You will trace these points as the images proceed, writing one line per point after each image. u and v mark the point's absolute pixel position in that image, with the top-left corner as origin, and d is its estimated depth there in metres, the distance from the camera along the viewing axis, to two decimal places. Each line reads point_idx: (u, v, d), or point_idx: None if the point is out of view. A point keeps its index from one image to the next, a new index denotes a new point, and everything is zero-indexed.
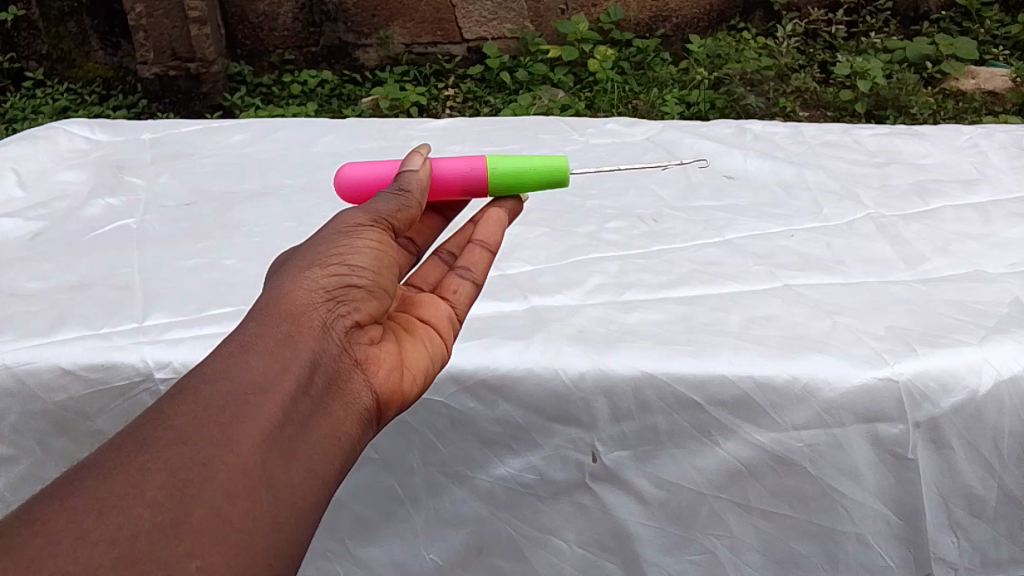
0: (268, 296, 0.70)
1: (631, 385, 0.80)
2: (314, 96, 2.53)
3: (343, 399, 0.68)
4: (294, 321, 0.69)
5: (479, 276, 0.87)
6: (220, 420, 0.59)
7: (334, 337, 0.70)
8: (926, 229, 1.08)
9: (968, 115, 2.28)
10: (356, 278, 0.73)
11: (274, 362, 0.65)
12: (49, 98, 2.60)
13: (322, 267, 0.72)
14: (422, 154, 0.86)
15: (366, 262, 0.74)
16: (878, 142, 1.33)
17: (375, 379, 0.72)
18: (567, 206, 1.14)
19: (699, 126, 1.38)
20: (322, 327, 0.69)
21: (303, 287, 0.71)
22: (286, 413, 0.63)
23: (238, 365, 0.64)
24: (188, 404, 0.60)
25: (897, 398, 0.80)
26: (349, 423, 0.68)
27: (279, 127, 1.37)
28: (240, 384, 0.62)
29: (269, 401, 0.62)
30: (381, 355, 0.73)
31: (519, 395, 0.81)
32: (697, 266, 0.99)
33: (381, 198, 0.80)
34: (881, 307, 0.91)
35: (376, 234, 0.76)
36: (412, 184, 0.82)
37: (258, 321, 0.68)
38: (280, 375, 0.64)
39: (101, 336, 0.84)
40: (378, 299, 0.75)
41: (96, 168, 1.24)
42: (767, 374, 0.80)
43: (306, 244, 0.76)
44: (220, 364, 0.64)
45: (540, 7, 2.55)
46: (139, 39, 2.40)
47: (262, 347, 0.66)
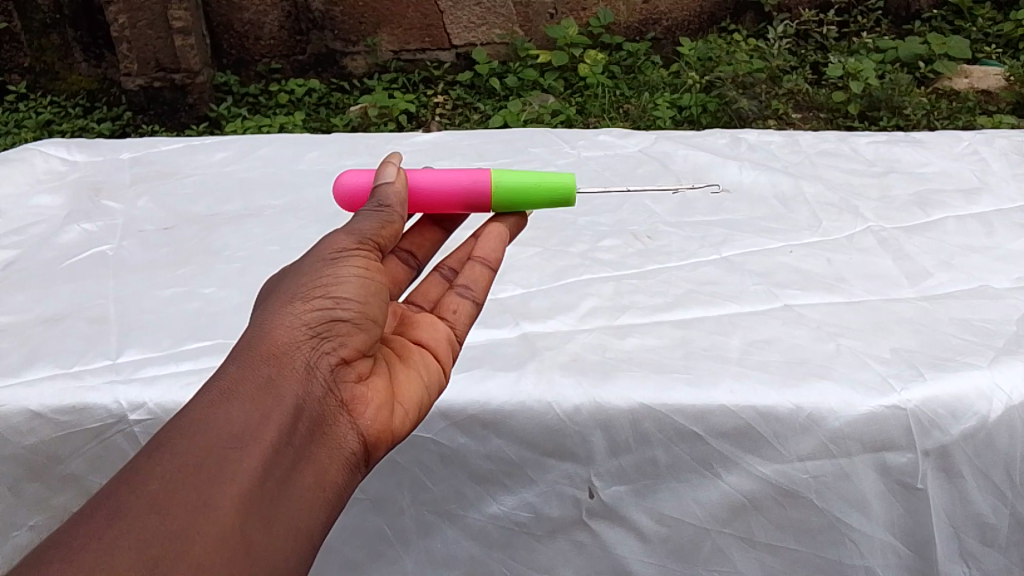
0: (249, 335, 0.67)
1: (628, 418, 0.77)
2: (302, 105, 2.49)
3: (328, 443, 0.65)
4: (277, 362, 0.65)
5: (479, 294, 0.84)
6: (192, 481, 0.57)
7: (318, 377, 0.67)
8: (928, 242, 1.05)
9: (962, 115, 2.26)
10: (342, 312, 0.69)
11: (253, 410, 0.62)
12: (32, 112, 2.55)
13: (306, 301, 0.69)
14: (396, 164, 0.82)
15: (351, 294, 0.70)
16: (876, 150, 1.30)
17: (363, 419, 0.68)
18: (559, 223, 1.11)
19: (693, 137, 1.35)
20: (305, 367, 0.66)
21: (285, 325, 0.67)
22: (265, 468, 0.60)
23: (215, 416, 0.61)
24: (159, 465, 0.57)
25: (904, 426, 0.77)
26: (335, 469, 0.65)
27: (263, 142, 1.32)
28: (217, 439, 0.59)
29: (247, 455, 0.59)
30: (369, 391, 0.70)
31: (512, 430, 0.78)
32: (693, 286, 0.96)
33: (362, 216, 0.76)
34: (885, 328, 0.87)
35: (364, 264, 0.72)
36: (391, 199, 0.78)
37: (237, 363, 0.65)
38: (259, 425, 0.61)
39: (73, 375, 0.81)
40: (367, 331, 0.71)
41: (73, 190, 1.20)
42: (770, 403, 0.77)
43: (292, 272, 0.72)
44: (197, 415, 0.61)
45: (529, 11, 2.51)
46: (122, 50, 2.34)
47: (241, 394, 0.63)
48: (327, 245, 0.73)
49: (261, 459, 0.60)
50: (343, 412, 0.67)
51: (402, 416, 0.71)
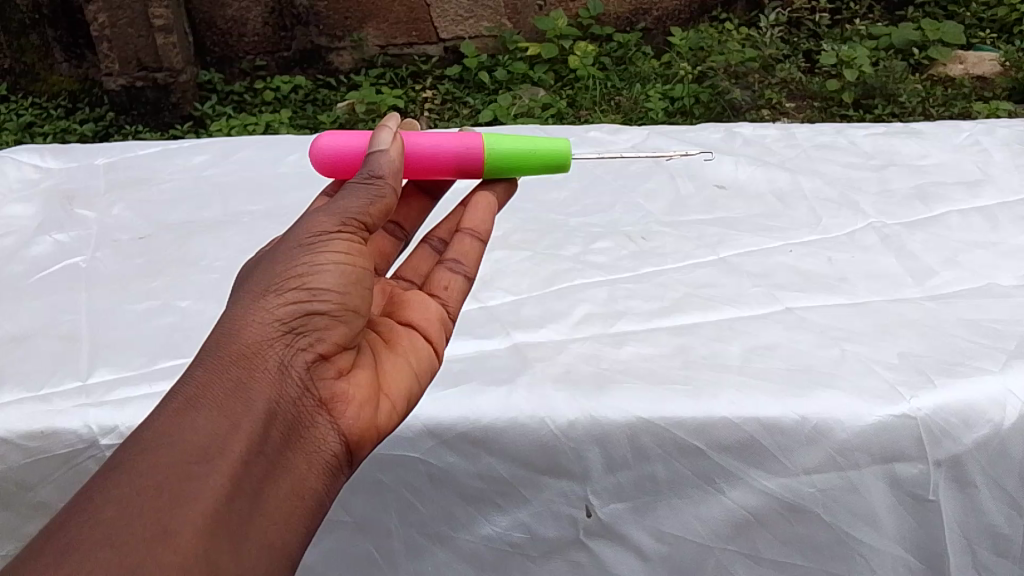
0: (219, 334, 0.63)
1: (626, 433, 0.74)
2: (288, 103, 2.40)
3: (305, 445, 0.62)
4: (249, 363, 0.62)
5: (471, 268, 0.85)
6: (160, 498, 0.54)
7: (294, 375, 0.64)
8: (931, 239, 1.01)
9: (958, 102, 2.23)
10: (318, 304, 0.66)
11: (222, 417, 0.59)
12: (12, 114, 2.39)
13: (279, 294, 0.65)
14: (392, 129, 0.79)
15: (328, 285, 0.67)
16: (874, 143, 1.26)
17: (344, 419, 0.65)
18: (550, 225, 1.07)
19: (687, 132, 1.31)
20: (280, 366, 0.63)
21: (257, 322, 0.64)
22: (238, 476, 0.57)
23: (182, 425, 0.58)
24: (123, 483, 0.54)
25: (915, 436, 0.74)
26: (315, 470, 0.62)
27: (244, 144, 1.28)
28: (183, 451, 0.56)
29: (218, 464, 0.56)
30: (350, 387, 0.67)
31: (504, 448, 0.74)
32: (691, 290, 0.92)
33: (350, 192, 0.72)
34: (891, 331, 0.84)
35: (344, 250, 0.69)
36: (382, 167, 0.74)
37: (206, 366, 0.61)
38: (230, 431, 0.58)
39: (40, 398, 0.77)
40: (346, 323, 0.68)
41: (45, 200, 1.15)
42: (774, 415, 0.73)
43: (264, 263, 0.69)
44: (164, 425, 0.58)
45: (517, 4, 2.42)
46: (103, 49, 2.22)
47: (210, 399, 0.60)
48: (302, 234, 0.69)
49: (233, 468, 0.57)
50: (323, 410, 0.65)
51: (387, 411, 0.68)
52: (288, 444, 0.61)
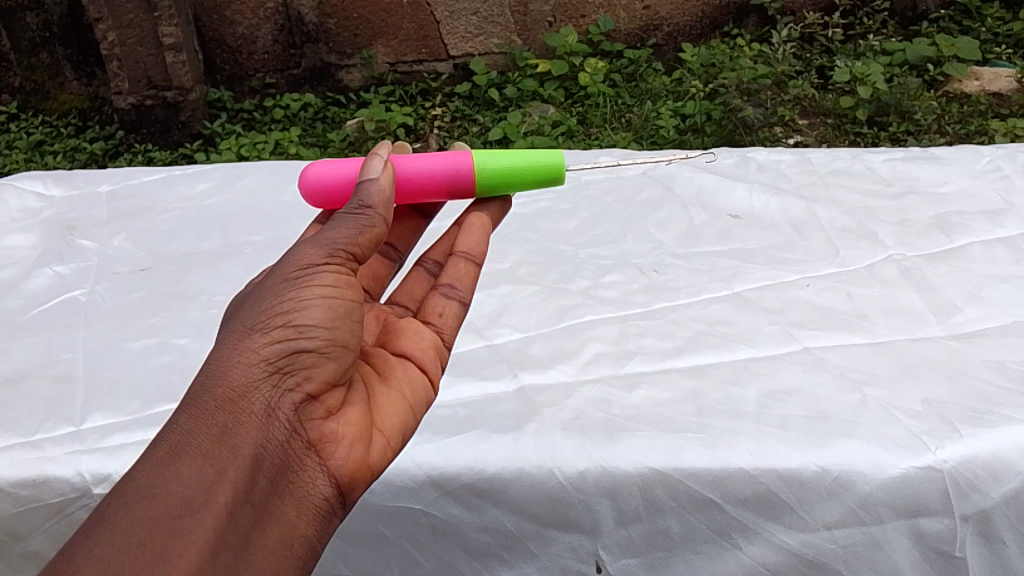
0: (202, 377, 0.60)
1: (638, 484, 0.71)
2: (297, 121, 2.38)
3: (295, 490, 0.60)
4: (233, 407, 0.59)
5: (467, 293, 0.82)
6: (142, 557, 0.51)
7: (281, 418, 0.61)
8: (953, 273, 0.98)
9: (974, 119, 2.19)
10: (305, 342, 0.63)
11: (206, 469, 0.56)
12: (22, 133, 2.37)
13: (264, 332, 0.62)
14: (382, 156, 0.76)
15: (315, 321, 0.63)
16: (892, 168, 1.22)
17: (335, 460, 0.63)
18: (559, 257, 1.04)
19: (699, 156, 1.27)
20: (265, 409, 0.60)
21: (241, 363, 0.61)
22: (224, 530, 0.54)
23: (165, 478, 0.55)
24: (104, 543, 0.52)
25: (941, 490, 0.71)
26: (305, 516, 0.60)
27: (247, 169, 1.25)
28: (164, 510, 0.54)
29: (202, 520, 0.54)
30: (341, 426, 0.64)
31: (511, 500, 0.72)
32: (704, 327, 0.89)
33: (340, 222, 0.69)
34: (914, 374, 0.80)
35: (333, 282, 0.65)
36: (375, 198, 0.72)
37: (189, 412, 0.59)
38: (214, 482, 0.56)
39: (32, 445, 0.75)
40: (335, 360, 0.65)
41: (45, 231, 1.13)
42: (793, 466, 0.71)
43: (250, 296, 0.66)
44: (145, 478, 0.55)
45: (527, 20, 2.41)
46: (113, 68, 2.19)
47: (192, 450, 0.57)
48: (289, 266, 0.66)
49: (218, 522, 0.54)
50: (312, 451, 0.62)
51: (380, 449, 0.66)
52: (276, 491, 0.59)
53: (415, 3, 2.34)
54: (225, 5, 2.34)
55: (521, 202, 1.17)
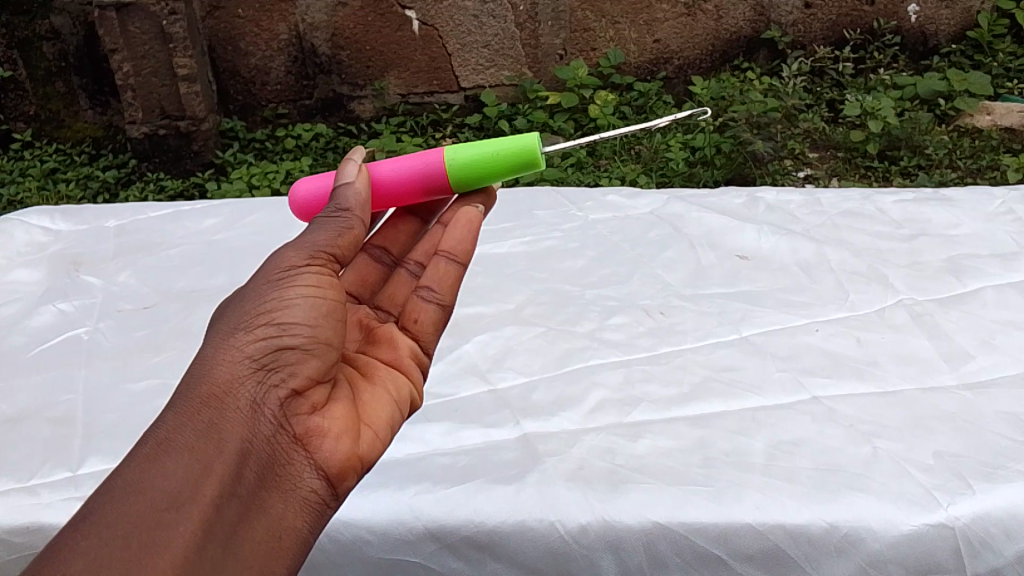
0: (188, 376, 0.60)
1: (642, 539, 0.69)
2: (308, 150, 2.39)
3: (283, 485, 0.59)
4: (219, 402, 0.59)
5: (445, 296, 0.79)
6: (131, 549, 0.51)
7: (267, 412, 0.60)
8: (966, 318, 0.96)
9: (986, 154, 2.18)
10: (288, 339, 0.63)
11: (192, 462, 0.55)
12: (36, 160, 2.38)
13: (248, 331, 0.62)
14: (358, 161, 0.75)
15: (298, 318, 0.64)
16: (903, 209, 1.21)
17: (322, 454, 0.62)
18: (565, 298, 1.03)
19: (707, 196, 1.26)
20: (251, 404, 0.60)
21: (225, 361, 0.61)
22: (212, 520, 0.54)
23: (151, 470, 0.54)
24: (92, 535, 0.51)
25: (953, 548, 0.69)
26: (294, 509, 0.59)
27: (255, 205, 1.25)
28: (150, 504, 0.53)
29: (189, 510, 0.53)
30: (326, 420, 0.64)
31: (511, 553, 0.70)
32: (711, 373, 0.88)
33: (316, 225, 0.69)
34: (926, 426, 0.79)
35: (316, 280, 0.66)
36: (350, 200, 0.71)
37: (174, 410, 0.58)
38: (201, 476, 0.55)
39: (28, 490, 0.75)
40: (319, 357, 0.64)
41: (52, 266, 1.13)
42: (802, 524, 0.69)
43: (234, 301, 0.66)
44: (130, 471, 0.54)
45: (538, 53, 2.43)
46: (127, 98, 2.20)
47: (177, 445, 0.56)
48: (272, 270, 0.66)
49: (206, 512, 0.54)
50: (299, 445, 0.61)
51: (368, 441, 0.65)
52: (264, 485, 0.58)
53: (426, 37, 2.36)
54: (239, 36, 2.35)
55: (528, 240, 1.16)
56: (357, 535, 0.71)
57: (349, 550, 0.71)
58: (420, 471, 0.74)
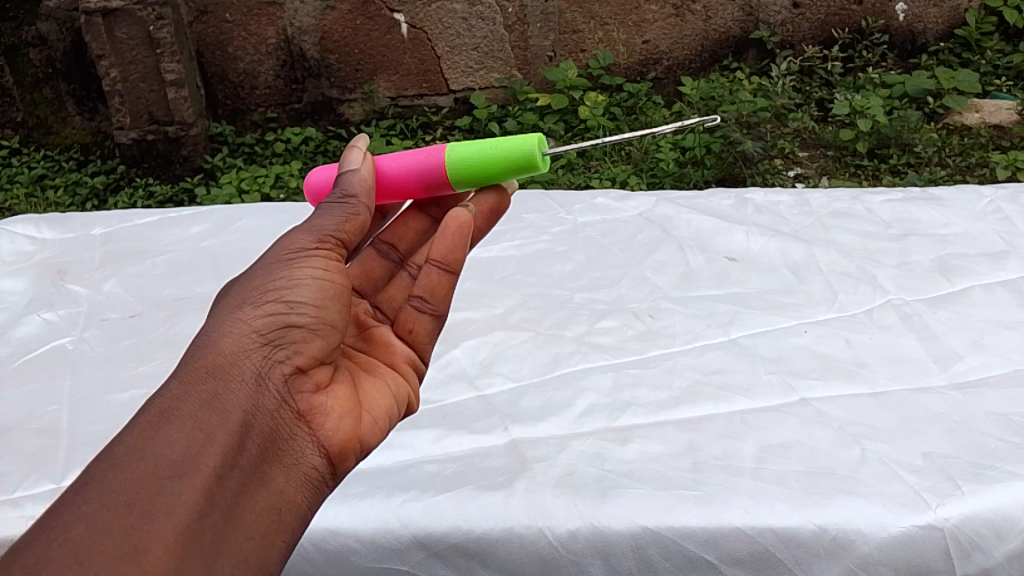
0: (195, 347, 0.59)
1: (631, 545, 0.69)
2: (298, 155, 2.38)
3: (285, 459, 0.58)
4: (226, 373, 0.58)
5: (438, 306, 0.78)
6: (131, 513, 0.49)
7: (270, 388, 0.59)
8: (955, 318, 0.96)
9: (975, 151, 2.19)
10: (295, 317, 0.63)
11: (196, 429, 0.54)
12: (24, 167, 2.37)
13: (257, 306, 0.62)
14: (361, 149, 0.75)
15: (306, 298, 0.64)
16: (892, 209, 1.21)
17: (324, 433, 0.61)
18: (553, 301, 1.03)
19: (696, 198, 1.26)
20: (257, 376, 0.59)
21: (232, 333, 0.60)
22: (214, 489, 0.52)
23: (154, 436, 0.53)
24: (92, 499, 0.49)
25: (943, 549, 0.69)
26: (295, 483, 0.58)
27: (243, 212, 1.24)
28: (153, 469, 0.51)
29: (192, 478, 0.52)
30: (329, 400, 0.64)
31: (499, 560, 0.70)
32: (700, 377, 0.87)
33: (325, 210, 0.70)
34: (915, 427, 0.79)
35: (325, 262, 0.67)
36: (355, 187, 0.72)
37: (179, 378, 0.57)
38: (205, 442, 0.54)
39: (13, 503, 0.74)
40: (324, 338, 0.65)
41: (37, 275, 1.12)
42: (791, 527, 0.69)
43: (242, 278, 0.65)
44: (134, 436, 0.53)
45: (527, 54, 2.42)
46: (115, 104, 2.20)
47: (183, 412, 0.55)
48: (281, 250, 0.67)
49: (209, 480, 0.52)
50: (302, 422, 0.61)
51: (368, 424, 0.65)
52: (267, 458, 0.57)
53: (415, 39, 2.36)
54: (227, 41, 2.34)
55: (517, 244, 1.16)
56: (344, 544, 0.70)
57: (336, 559, 0.70)
58: (408, 478, 0.74)
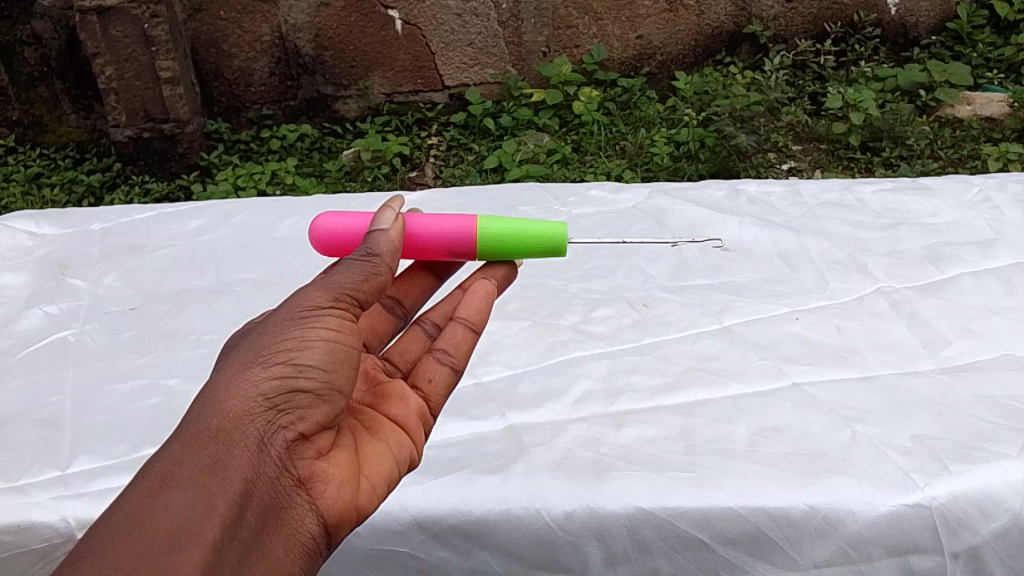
0: (201, 406, 0.60)
1: (625, 525, 0.70)
2: (293, 151, 2.40)
3: (283, 527, 0.59)
4: (231, 439, 0.59)
5: (459, 360, 0.78)
6: None
7: (272, 454, 0.60)
8: (944, 304, 0.98)
9: (967, 144, 2.21)
10: (302, 382, 0.62)
11: (194, 502, 0.56)
12: (20, 165, 2.38)
13: (265, 367, 0.61)
14: (394, 211, 0.73)
15: (314, 362, 0.63)
16: (882, 199, 1.22)
17: (324, 501, 0.62)
18: (549, 291, 1.04)
19: (690, 189, 1.27)
20: (258, 444, 0.60)
21: (238, 395, 0.60)
22: (207, 566, 0.54)
23: (156, 503, 0.55)
24: (92, 570, 0.52)
25: (931, 528, 0.71)
26: (292, 554, 0.59)
27: (242, 207, 1.25)
28: (150, 545, 0.53)
29: (189, 553, 0.54)
30: (332, 466, 0.64)
31: (498, 542, 0.71)
32: (694, 363, 0.89)
33: (344, 267, 0.67)
34: (905, 410, 0.80)
35: (337, 322, 0.65)
36: (381, 247, 0.69)
37: (184, 440, 0.58)
38: (201, 519, 0.55)
39: (18, 490, 0.75)
40: (330, 403, 0.64)
41: (37, 269, 1.13)
42: (782, 506, 0.70)
43: (255, 330, 0.65)
44: (136, 503, 0.55)
45: (521, 50, 2.43)
46: (110, 102, 2.20)
47: (183, 482, 0.56)
48: (290, 307, 0.65)
49: (204, 555, 0.54)
50: (302, 488, 0.61)
51: (369, 492, 0.65)
52: (263, 527, 0.58)
53: (410, 37, 2.37)
54: (222, 38, 2.35)
55: None
56: None
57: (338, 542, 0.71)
58: None
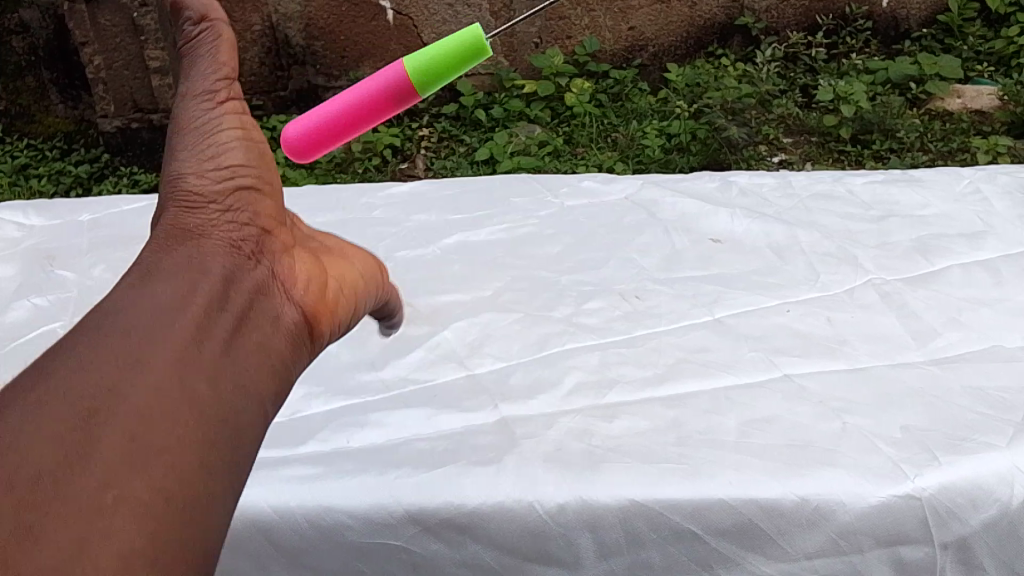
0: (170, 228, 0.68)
1: (617, 517, 0.71)
2: (279, 142, 2.38)
3: (263, 296, 0.67)
4: (147, 349, 0.56)
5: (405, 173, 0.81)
6: (130, 334, 0.57)
7: (243, 244, 0.69)
8: (933, 296, 0.98)
9: (958, 137, 2.23)
10: (263, 189, 0.73)
11: (180, 278, 0.63)
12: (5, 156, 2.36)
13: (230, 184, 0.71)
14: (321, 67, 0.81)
15: (272, 179, 0.74)
16: (873, 191, 1.23)
17: (294, 285, 0.71)
18: (541, 283, 1.04)
19: (681, 181, 1.27)
20: (230, 240, 0.68)
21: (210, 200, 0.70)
22: (204, 316, 0.60)
23: (144, 285, 0.62)
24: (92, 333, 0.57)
25: (921, 518, 0.71)
26: (274, 318, 0.67)
27: None
28: (144, 306, 0.59)
29: (187, 303, 0.61)
30: (296, 260, 0.73)
31: (490, 534, 0.71)
32: (686, 355, 0.89)
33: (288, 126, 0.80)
34: (895, 401, 0.81)
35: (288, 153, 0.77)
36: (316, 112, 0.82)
37: (160, 246, 0.66)
38: (191, 285, 0.62)
39: None
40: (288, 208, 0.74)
41: (24, 261, 1.12)
42: (773, 498, 0.70)
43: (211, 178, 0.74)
44: (120, 292, 0.61)
45: (514, 41, 2.45)
46: (99, 91, 2.20)
47: (164, 269, 0.64)
48: (192, 122, 0.72)
49: (200, 308, 0.61)
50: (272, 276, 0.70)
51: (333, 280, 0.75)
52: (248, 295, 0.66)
53: (401, 27, 2.36)
54: None
55: (504, 227, 1.17)
56: (338, 520, 0.71)
57: (330, 536, 0.71)
58: (401, 456, 0.75)
